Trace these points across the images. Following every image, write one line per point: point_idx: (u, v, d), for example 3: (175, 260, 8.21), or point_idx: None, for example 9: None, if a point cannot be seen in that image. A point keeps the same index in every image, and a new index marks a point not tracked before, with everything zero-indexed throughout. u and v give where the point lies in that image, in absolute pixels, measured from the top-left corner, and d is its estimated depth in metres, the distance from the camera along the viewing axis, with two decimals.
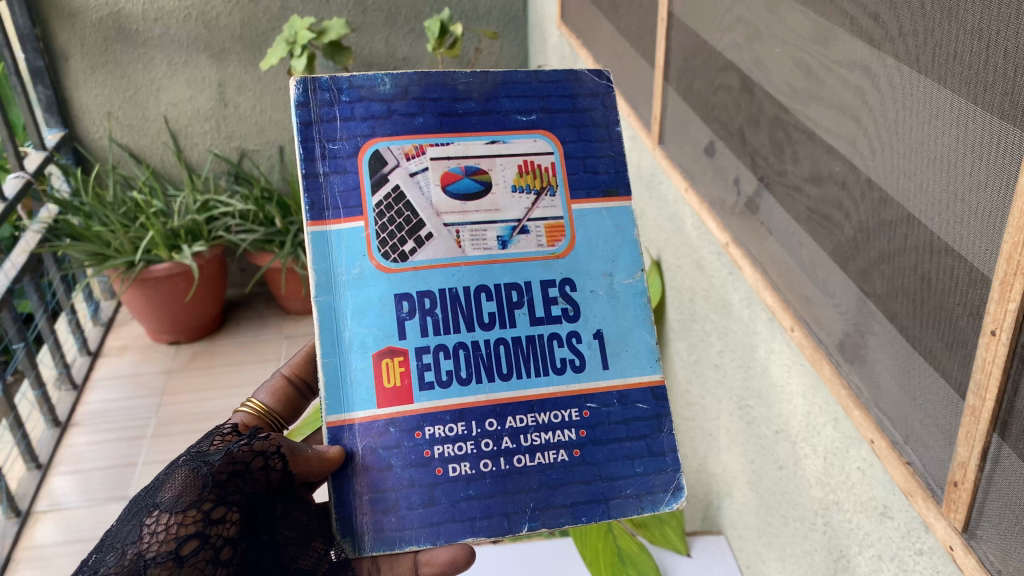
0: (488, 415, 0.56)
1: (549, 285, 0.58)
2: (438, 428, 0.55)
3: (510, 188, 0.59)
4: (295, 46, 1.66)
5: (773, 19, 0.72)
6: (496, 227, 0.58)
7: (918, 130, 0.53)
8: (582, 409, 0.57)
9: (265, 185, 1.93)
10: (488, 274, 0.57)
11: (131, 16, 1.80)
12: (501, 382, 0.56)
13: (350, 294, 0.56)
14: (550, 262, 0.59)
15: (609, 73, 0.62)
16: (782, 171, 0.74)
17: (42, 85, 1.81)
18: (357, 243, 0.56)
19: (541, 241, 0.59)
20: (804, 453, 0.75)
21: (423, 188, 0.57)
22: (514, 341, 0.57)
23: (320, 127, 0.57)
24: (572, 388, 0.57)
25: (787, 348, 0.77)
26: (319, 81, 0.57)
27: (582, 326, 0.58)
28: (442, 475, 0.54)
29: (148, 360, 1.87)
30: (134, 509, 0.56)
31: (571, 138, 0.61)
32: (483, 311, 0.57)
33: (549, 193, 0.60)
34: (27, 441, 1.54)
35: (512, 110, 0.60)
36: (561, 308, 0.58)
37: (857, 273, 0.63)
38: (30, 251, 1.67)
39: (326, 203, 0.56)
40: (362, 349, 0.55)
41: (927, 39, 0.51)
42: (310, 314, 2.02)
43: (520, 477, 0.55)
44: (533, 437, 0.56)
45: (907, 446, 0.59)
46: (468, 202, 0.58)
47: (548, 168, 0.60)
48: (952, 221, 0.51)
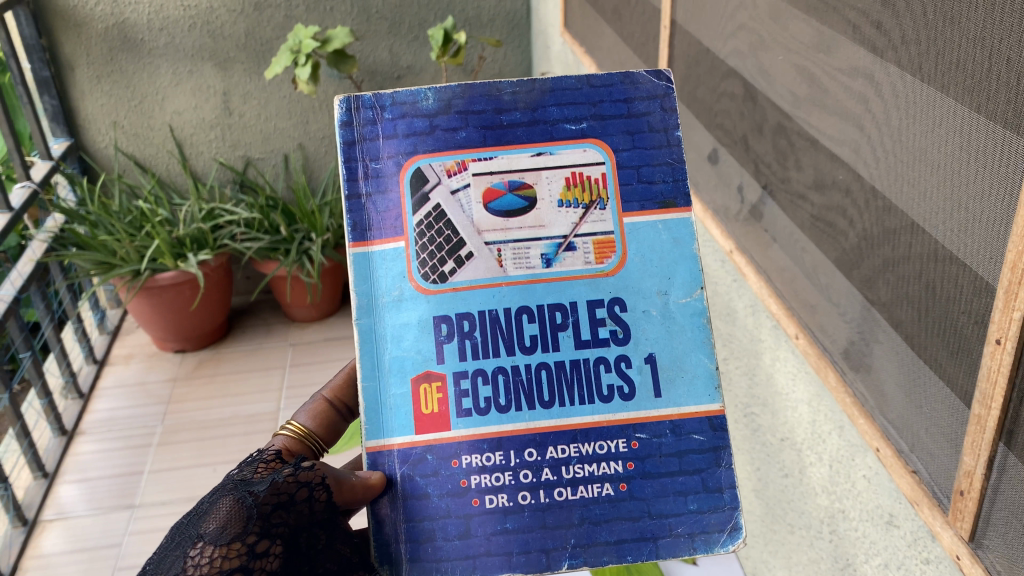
0: (528, 445, 0.51)
1: (596, 305, 0.52)
2: (475, 457, 0.50)
3: (557, 204, 0.52)
4: (300, 55, 1.67)
5: (776, 28, 0.72)
6: (540, 245, 0.52)
7: (921, 139, 0.53)
8: (631, 440, 0.51)
9: (270, 194, 1.93)
10: (529, 293, 0.51)
11: (137, 26, 1.81)
12: (542, 410, 0.51)
13: (389, 316, 0.51)
14: (598, 280, 0.52)
15: (671, 72, 0.54)
16: (785, 178, 0.74)
17: (48, 95, 1.83)
18: (398, 264, 0.51)
19: (588, 258, 0.52)
20: (810, 462, 0.75)
21: (464, 207, 0.51)
22: (557, 366, 0.51)
23: (364, 146, 0.52)
24: (621, 417, 0.51)
25: (792, 356, 0.77)
26: (363, 98, 0.52)
27: (632, 350, 0.52)
28: (478, 506, 0.50)
29: (155, 368, 1.88)
30: (176, 541, 0.49)
31: (625, 146, 0.53)
32: (525, 334, 0.51)
33: (598, 207, 0.52)
34: (33, 451, 1.54)
35: (560, 119, 0.53)
36: (609, 330, 0.52)
37: (861, 281, 0.63)
38: (36, 260, 1.68)
39: (370, 223, 0.52)
40: (400, 372, 0.51)
41: (928, 47, 0.51)
42: (315, 322, 2.02)
43: (560, 511, 0.50)
44: (576, 469, 0.51)
45: (913, 455, 0.59)
46: (512, 219, 0.52)
47: (599, 178, 0.52)
48: (956, 230, 0.51)
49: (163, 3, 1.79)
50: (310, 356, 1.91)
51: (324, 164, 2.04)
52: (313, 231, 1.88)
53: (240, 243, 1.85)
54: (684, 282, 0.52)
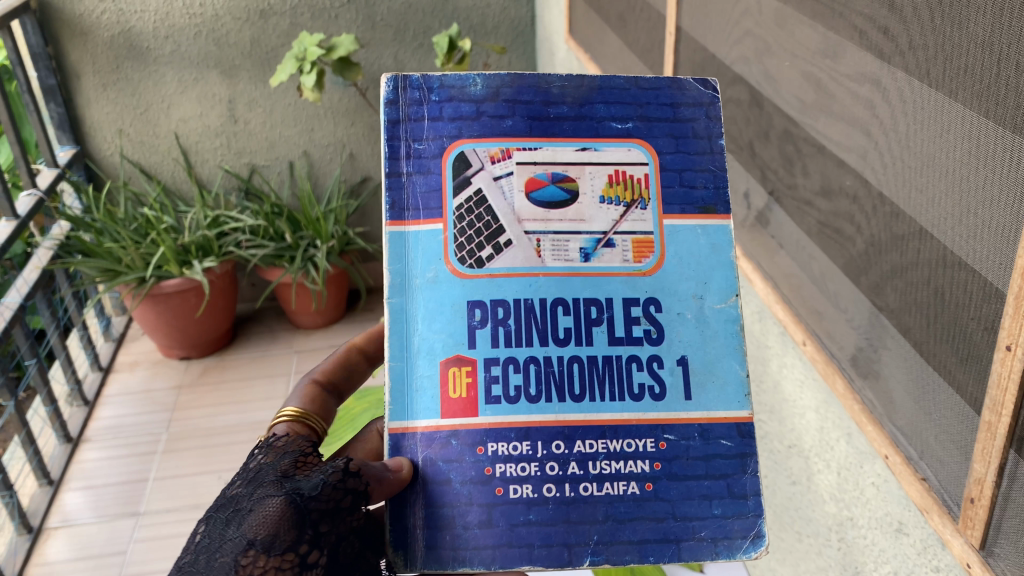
0: (556, 437, 0.49)
1: (632, 303, 0.51)
2: (501, 445, 0.49)
3: (598, 199, 0.51)
4: (305, 63, 1.67)
5: (782, 34, 0.72)
6: (580, 238, 0.51)
7: (929, 145, 0.53)
8: (659, 441, 0.49)
9: (275, 201, 1.93)
10: (566, 286, 0.50)
11: (142, 34, 1.81)
12: (573, 403, 0.49)
13: (423, 297, 0.50)
14: (636, 279, 0.51)
15: (717, 83, 0.54)
16: (792, 184, 0.74)
17: (54, 103, 1.84)
18: (434, 245, 0.50)
19: (626, 256, 0.51)
20: (818, 469, 0.75)
21: (506, 194, 0.51)
22: (590, 360, 0.50)
23: (408, 126, 0.51)
24: (651, 416, 0.49)
25: (799, 363, 0.77)
26: (411, 77, 0.52)
27: (665, 350, 0.50)
28: (501, 496, 0.48)
29: (160, 376, 1.88)
30: (211, 540, 0.45)
31: (669, 149, 0.53)
32: (559, 326, 0.50)
33: (639, 206, 0.52)
34: (38, 458, 1.54)
35: (607, 117, 0.53)
36: (643, 329, 0.50)
37: (869, 287, 0.63)
38: (42, 268, 1.68)
39: (408, 203, 0.51)
40: (430, 355, 0.49)
41: (936, 52, 0.51)
42: (320, 329, 2.02)
43: (585, 507, 0.48)
44: (603, 465, 0.49)
45: (922, 462, 0.58)
46: (553, 210, 0.51)
47: (642, 178, 0.52)
48: (965, 236, 0.50)
49: (168, 11, 1.79)
50: (314, 362, 1.91)
51: (329, 171, 2.04)
52: (317, 239, 1.89)
53: (245, 250, 1.85)
54: (720, 288, 0.51)
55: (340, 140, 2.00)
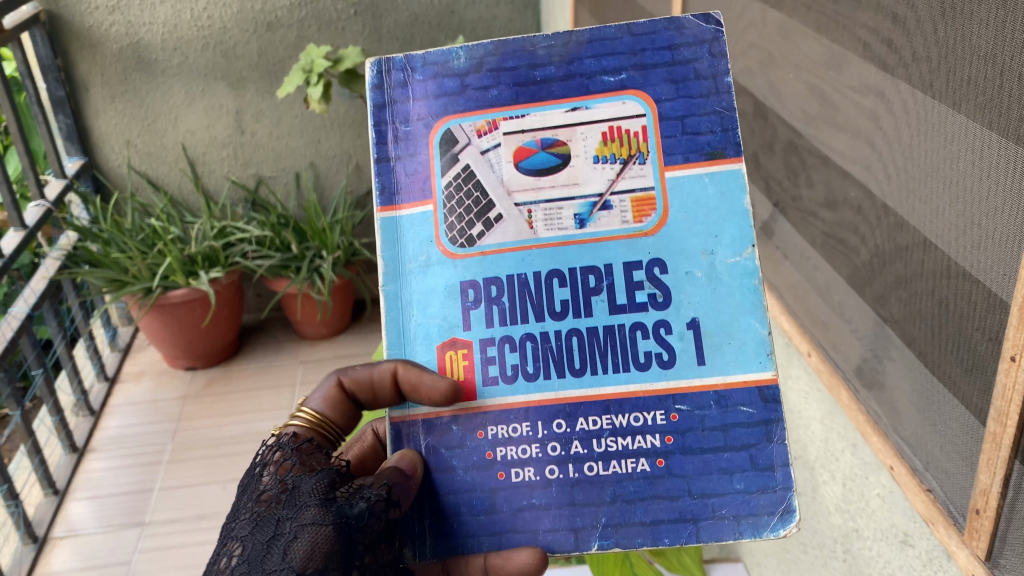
0: (557, 415, 0.52)
1: (634, 267, 0.52)
2: (501, 429, 0.52)
3: (592, 160, 0.52)
4: (311, 75, 1.68)
5: (786, 45, 0.72)
6: (574, 204, 0.52)
7: (933, 155, 0.53)
8: (670, 413, 0.51)
9: (282, 211, 1.94)
10: (562, 257, 0.52)
11: (150, 46, 1.82)
12: (574, 378, 0.52)
13: (417, 281, 0.53)
14: (637, 240, 0.52)
15: (720, 16, 0.53)
16: (796, 196, 0.74)
17: (62, 114, 1.86)
18: (426, 228, 0.53)
19: (625, 217, 0.52)
20: (823, 480, 0.74)
21: (495, 166, 0.53)
22: (590, 332, 0.52)
23: (394, 109, 0.54)
24: (658, 387, 0.51)
25: (805, 374, 0.77)
26: (393, 60, 0.54)
27: (673, 315, 0.51)
28: (504, 480, 0.52)
29: (165, 386, 1.88)
30: (253, 565, 0.45)
31: (669, 96, 0.53)
32: (555, 299, 0.52)
33: (638, 161, 0.52)
34: (44, 468, 1.54)
35: (599, 72, 0.53)
36: (648, 293, 0.52)
37: (874, 298, 0.63)
38: (49, 278, 1.70)
39: (397, 186, 0.54)
40: (426, 340, 0.52)
41: (940, 64, 0.51)
42: (325, 340, 2.03)
43: (591, 487, 0.51)
44: (608, 442, 0.51)
45: (927, 473, 0.58)
46: (543, 178, 0.52)
47: (638, 132, 0.52)
48: (969, 247, 0.51)
49: (176, 23, 1.81)
50: (320, 373, 1.91)
51: (335, 182, 2.05)
52: (323, 249, 1.89)
53: (251, 260, 1.85)
54: (733, 241, 0.52)
55: (346, 151, 2.01)
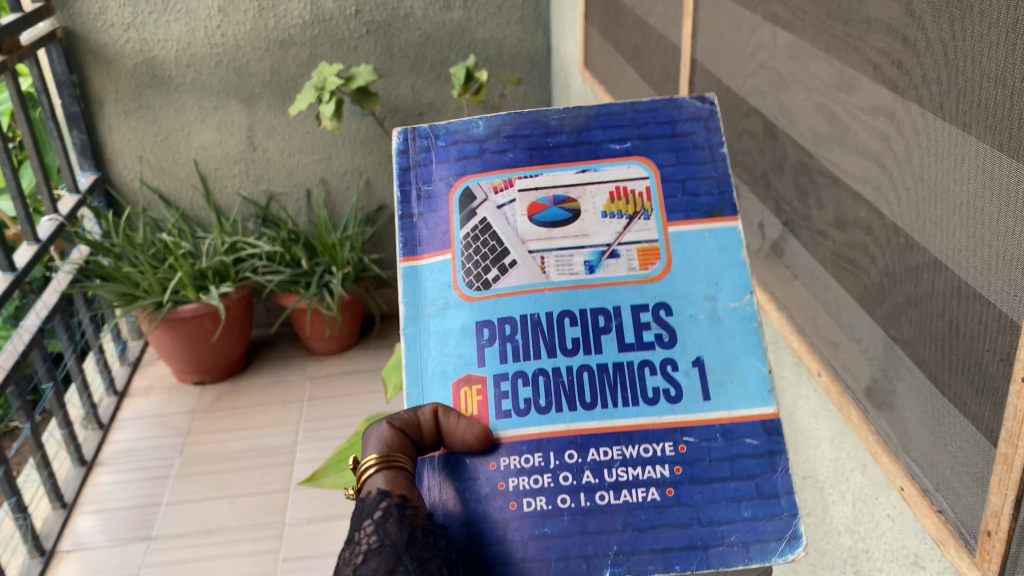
0: (568, 447, 0.50)
1: (641, 309, 0.53)
2: (513, 460, 0.50)
3: (601, 215, 0.55)
4: (323, 92, 1.69)
5: (797, 67, 0.73)
6: (583, 253, 0.54)
7: (943, 176, 0.53)
8: (679, 443, 0.50)
9: (292, 227, 1.95)
10: (574, 298, 0.53)
11: (164, 63, 1.84)
12: (584, 412, 0.51)
13: (434, 323, 0.54)
14: (643, 286, 0.53)
15: (714, 97, 0.57)
16: (806, 216, 0.74)
17: (77, 130, 1.88)
18: (444, 276, 0.54)
19: (632, 265, 0.54)
20: (833, 501, 0.74)
21: (509, 220, 0.55)
22: (601, 368, 0.52)
23: (418, 172, 0.57)
24: (668, 421, 0.51)
25: (814, 394, 0.77)
26: (419, 130, 0.58)
27: (679, 353, 0.52)
28: (516, 510, 0.49)
29: (174, 401, 1.89)
30: None
31: (670, 163, 0.56)
32: (567, 336, 0.52)
33: (643, 217, 0.55)
34: (53, 481, 1.55)
35: (605, 140, 0.56)
36: (654, 333, 0.52)
37: (883, 317, 0.63)
38: (61, 291, 1.71)
39: (419, 241, 0.56)
40: (443, 378, 0.52)
41: (950, 87, 0.52)
42: (333, 355, 2.03)
43: (602, 517, 0.49)
44: (619, 472, 0.50)
45: (938, 494, 0.58)
46: (556, 229, 0.54)
47: (643, 192, 0.55)
48: (979, 268, 0.51)
49: (190, 41, 1.83)
50: (328, 389, 1.91)
51: (346, 199, 2.06)
52: (333, 265, 1.90)
53: (261, 276, 1.87)
54: (731, 287, 0.53)
55: (357, 167, 2.02)
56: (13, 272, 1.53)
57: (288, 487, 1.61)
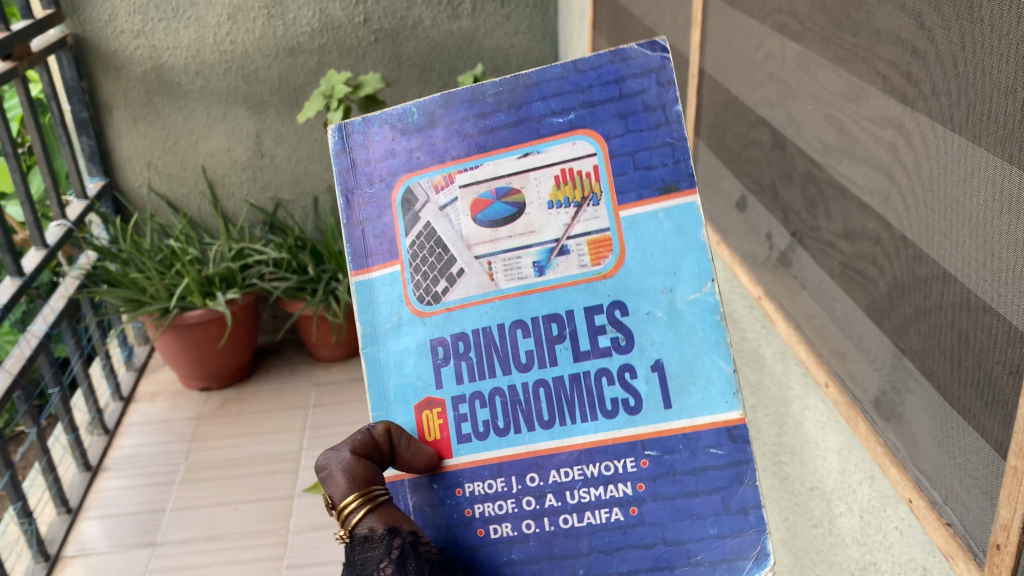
0: (530, 469, 0.57)
1: (595, 312, 0.56)
2: (478, 485, 0.57)
3: (547, 205, 0.56)
4: (332, 100, 1.69)
5: (805, 77, 0.73)
6: (531, 253, 0.56)
7: (952, 188, 0.53)
8: (640, 459, 0.56)
9: (299, 234, 1.95)
10: (524, 307, 0.57)
11: (173, 70, 1.85)
12: (543, 431, 0.57)
13: (391, 342, 0.58)
14: (596, 283, 0.56)
15: (663, 42, 0.54)
16: (814, 227, 0.74)
17: (86, 136, 1.89)
18: (396, 290, 0.58)
19: (583, 260, 0.56)
20: (839, 512, 0.74)
21: (453, 221, 0.57)
22: (556, 384, 0.57)
23: (357, 172, 0.59)
24: (628, 433, 0.56)
25: (821, 405, 0.76)
26: (352, 124, 0.59)
27: (636, 358, 0.56)
28: (484, 535, 0.57)
29: (179, 407, 1.89)
30: None
31: (618, 132, 0.55)
32: (521, 350, 0.57)
33: (592, 203, 0.56)
34: (58, 486, 1.55)
35: (547, 113, 0.56)
36: (611, 338, 0.56)
37: (892, 329, 0.63)
38: (68, 297, 1.72)
39: (367, 251, 0.59)
40: (404, 400, 0.58)
41: (960, 100, 0.52)
42: (339, 362, 2.03)
43: (569, 539, 0.56)
44: (582, 494, 0.56)
45: (947, 507, 0.58)
46: (501, 229, 0.57)
47: (590, 172, 0.55)
48: (989, 280, 0.50)
49: (199, 48, 1.84)
50: (333, 396, 1.91)
51: None
52: (340, 272, 1.90)
53: (268, 282, 1.87)
54: (691, 278, 0.55)
55: None
56: (21, 278, 1.53)
57: (293, 494, 1.61)
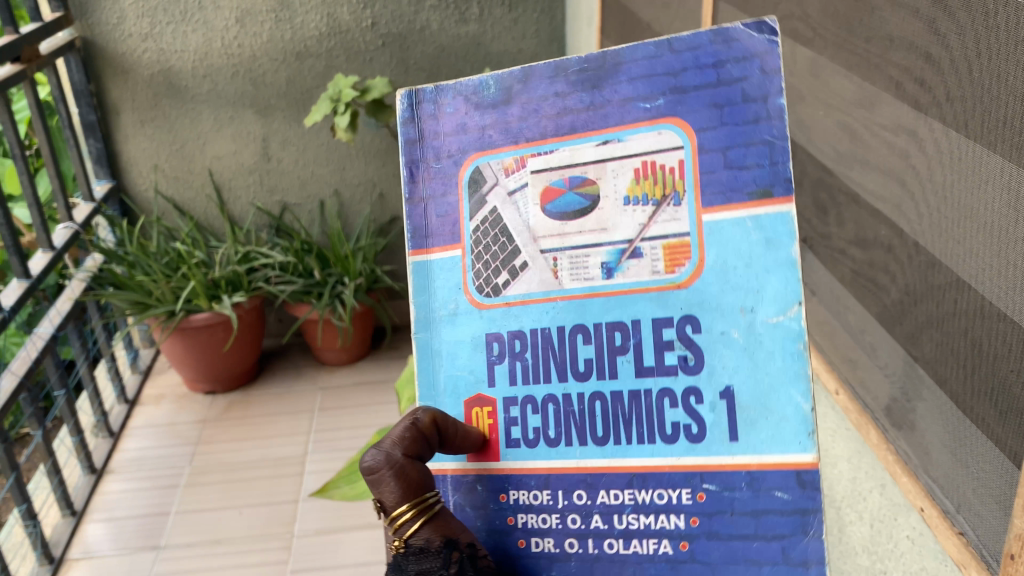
0: (579, 485, 0.52)
1: (664, 325, 0.49)
2: (523, 493, 0.53)
3: (622, 201, 0.50)
4: (339, 104, 1.69)
5: (816, 83, 0.73)
6: (600, 252, 0.51)
7: (967, 194, 0.53)
8: (698, 492, 0.49)
9: (305, 237, 1.95)
10: (586, 311, 0.51)
11: (181, 73, 1.85)
12: (597, 447, 0.51)
13: (446, 331, 0.55)
14: (668, 293, 0.49)
15: (775, 22, 0.46)
16: (825, 233, 0.74)
17: (93, 138, 1.89)
18: (455, 278, 0.55)
19: (656, 266, 0.49)
20: (849, 520, 0.74)
21: (520, 209, 0.53)
22: (615, 397, 0.51)
23: (425, 145, 0.56)
24: (688, 462, 0.49)
25: (831, 412, 0.76)
26: (424, 91, 0.55)
27: (704, 381, 0.49)
28: (523, 547, 0.53)
29: (185, 410, 1.89)
30: None
31: (711, 124, 0.48)
32: (580, 357, 0.52)
33: (672, 202, 0.49)
34: (63, 488, 1.55)
35: (632, 96, 0.49)
36: (678, 355, 0.49)
37: (904, 336, 0.63)
38: (75, 298, 1.72)
39: (428, 232, 0.56)
40: (454, 394, 0.55)
41: (975, 106, 0.51)
42: (344, 366, 2.03)
43: (610, 564, 0.51)
44: (630, 520, 0.51)
45: (959, 516, 0.57)
46: (569, 222, 0.51)
47: (674, 167, 0.49)
48: (1005, 288, 0.50)
49: (207, 51, 1.84)
50: (338, 400, 1.91)
51: (359, 211, 2.06)
52: (345, 275, 1.90)
53: (274, 285, 1.87)
54: (775, 298, 0.47)
55: (370, 179, 2.02)
56: (28, 280, 1.54)
57: (298, 499, 1.61)
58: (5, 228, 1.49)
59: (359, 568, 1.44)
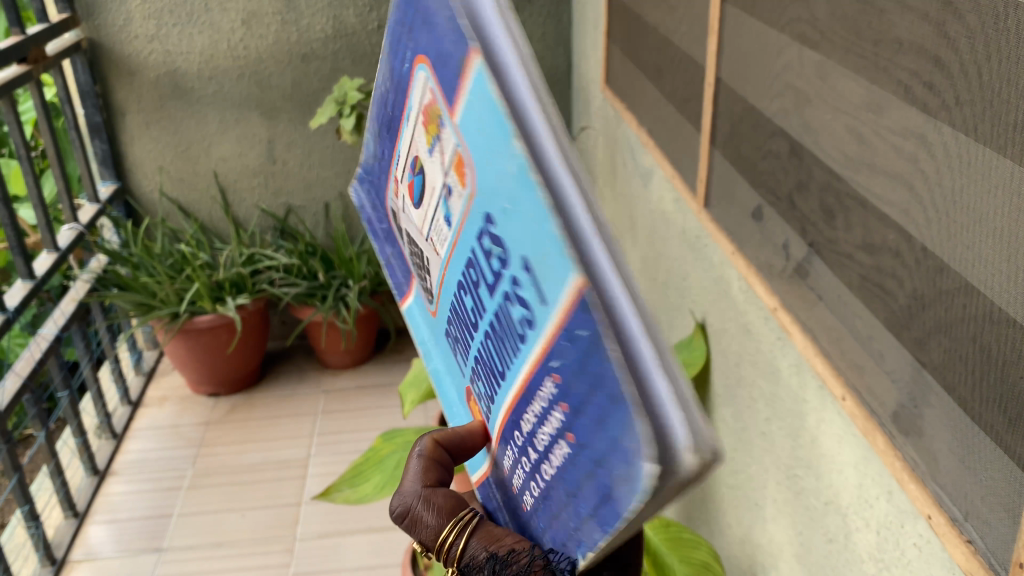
0: (514, 430, 0.37)
1: (479, 236, 0.35)
2: (507, 460, 0.40)
3: (428, 151, 0.38)
4: (344, 106, 1.69)
5: (823, 86, 0.72)
6: (440, 208, 0.38)
7: (977, 199, 0.53)
8: (552, 376, 0.33)
9: (310, 240, 1.95)
10: (454, 269, 0.39)
11: (187, 75, 1.86)
12: (502, 383, 0.37)
13: (434, 352, 0.47)
14: (472, 205, 0.35)
15: None
16: (833, 238, 0.73)
17: (98, 139, 1.89)
18: (420, 300, 0.47)
19: (458, 190, 0.36)
20: (856, 527, 0.73)
21: (408, 213, 0.43)
22: (488, 329, 0.37)
23: (376, 218, 0.51)
24: (537, 357, 0.33)
25: (838, 418, 0.75)
26: (360, 179, 0.52)
27: (513, 268, 0.33)
28: (526, 512, 0.39)
29: (188, 411, 1.89)
30: None
31: (428, 42, 0.35)
32: (467, 308, 0.39)
33: (442, 125, 0.35)
34: (66, 489, 1.54)
35: (399, 65, 0.39)
36: (497, 258, 0.34)
37: (911, 341, 0.62)
38: (79, 300, 1.72)
39: (403, 278, 0.50)
40: (461, 398, 0.45)
41: (984, 110, 0.51)
42: (348, 369, 2.03)
43: (553, 496, 0.35)
44: (539, 437, 0.35)
45: (967, 524, 0.57)
46: (423, 202, 0.40)
47: (431, 99, 0.36)
48: (1015, 294, 0.49)
49: (213, 53, 1.84)
50: (342, 403, 1.90)
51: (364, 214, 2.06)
52: (350, 278, 1.90)
53: (278, 288, 1.87)
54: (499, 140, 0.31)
55: None
56: (32, 280, 1.54)
57: (300, 502, 1.60)
58: (10, 228, 1.49)
59: (362, 572, 1.43)
